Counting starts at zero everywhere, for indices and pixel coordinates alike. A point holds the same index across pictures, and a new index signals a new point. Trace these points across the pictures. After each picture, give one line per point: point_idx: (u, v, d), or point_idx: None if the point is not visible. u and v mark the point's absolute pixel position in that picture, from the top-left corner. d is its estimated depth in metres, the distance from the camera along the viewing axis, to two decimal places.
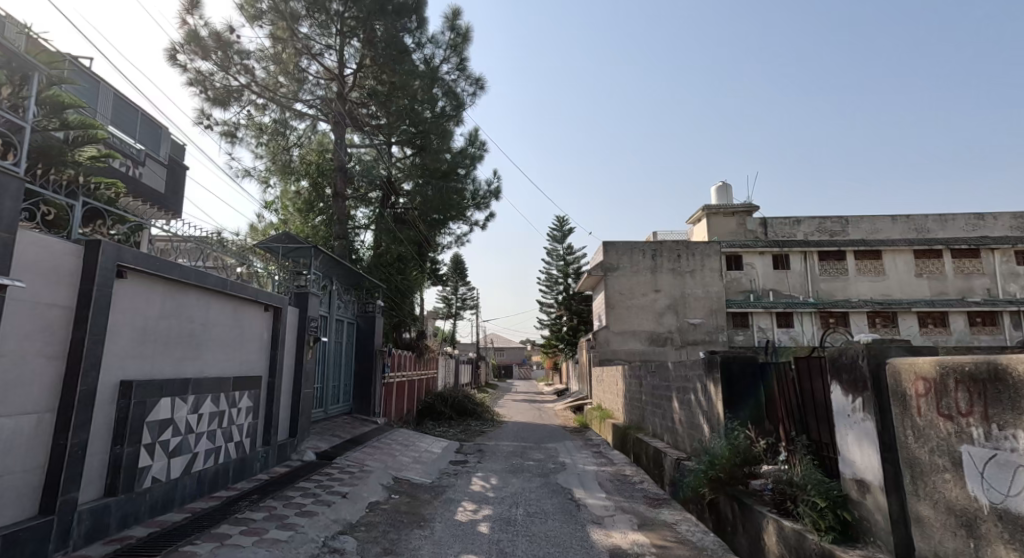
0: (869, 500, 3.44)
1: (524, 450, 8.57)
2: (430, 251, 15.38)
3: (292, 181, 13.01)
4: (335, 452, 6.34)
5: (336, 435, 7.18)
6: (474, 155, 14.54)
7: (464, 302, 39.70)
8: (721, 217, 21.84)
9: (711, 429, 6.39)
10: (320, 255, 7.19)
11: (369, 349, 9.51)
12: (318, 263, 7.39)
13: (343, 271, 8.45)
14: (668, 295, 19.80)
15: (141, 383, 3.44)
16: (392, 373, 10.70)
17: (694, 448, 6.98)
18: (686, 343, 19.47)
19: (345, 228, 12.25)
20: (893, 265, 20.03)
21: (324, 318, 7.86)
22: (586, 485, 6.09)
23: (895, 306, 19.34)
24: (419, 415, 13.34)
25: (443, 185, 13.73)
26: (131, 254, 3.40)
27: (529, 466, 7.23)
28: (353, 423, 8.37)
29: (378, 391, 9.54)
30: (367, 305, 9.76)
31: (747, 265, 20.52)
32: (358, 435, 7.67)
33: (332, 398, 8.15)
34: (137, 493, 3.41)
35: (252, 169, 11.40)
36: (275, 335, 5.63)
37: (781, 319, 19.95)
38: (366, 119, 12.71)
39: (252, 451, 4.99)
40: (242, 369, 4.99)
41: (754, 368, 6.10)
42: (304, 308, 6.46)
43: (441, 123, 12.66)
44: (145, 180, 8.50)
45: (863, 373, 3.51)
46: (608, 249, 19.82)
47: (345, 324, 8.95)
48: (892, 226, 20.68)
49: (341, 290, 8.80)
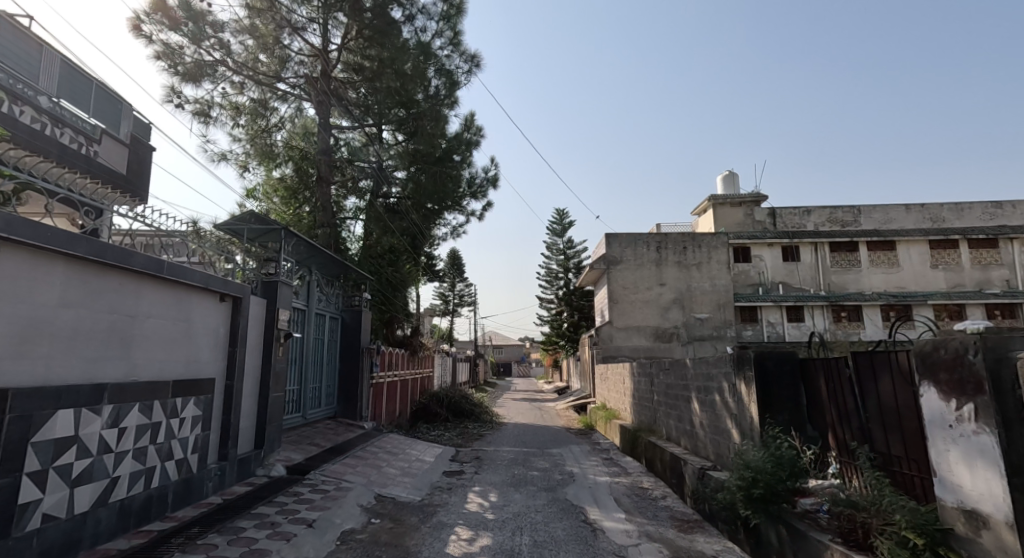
0: (987, 539, 2.62)
1: (527, 457, 7.73)
2: (425, 244, 14.58)
3: (275, 168, 12.11)
4: (309, 465, 5.48)
5: (314, 445, 6.32)
6: (471, 141, 13.67)
7: (462, 299, 38.81)
8: (728, 208, 20.98)
9: (742, 435, 5.60)
10: (293, 239, 6.27)
11: (355, 347, 8.66)
12: (290, 248, 6.46)
13: (324, 259, 7.59)
14: (674, 290, 18.96)
15: (25, 392, 2.58)
16: (382, 373, 9.89)
17: (721, 457, 6.18)
18: (693, 339, 18.65)
19: (331, 216, 11.38)
20: (908, 256, 19.24)
21: (300, 313, 7.01)
22: (600, 503, 5.24)
23: (911, 299, 18.56)
24: (413, 417, 12.54)
25: (437, 172, 12.84)
26: (4, 220, 2.53)
27: (533, 477, 6.38)
28: (336, 430, 7.52)
29: (366, 392, 8.73)
30: (353, 298, 8.94)
31: (755, 257, 19.69)
32: (340, 444, 6.81)
33: (311, 401, 7.32)
34: (19, 538, 2.55)
35: (229, 152, 10.53)
36: (235, 331, 4.78)
37: (791, 314, 19.18)
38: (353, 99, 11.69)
39: (202, 469, 4.15)
40: (189, 370, 4.13)
41: (792, 364, 5.33)
42: (274, 299, 5.57)
43: (436, 110, 11.96)
44: (102, 159, 7.66)
45: (974, 372, 2.68)
46: (611, 241, 18.96)
47: (327, 320, 8.09)
48: (906, 215, 19.87)
49: (322, 282, 7.95)
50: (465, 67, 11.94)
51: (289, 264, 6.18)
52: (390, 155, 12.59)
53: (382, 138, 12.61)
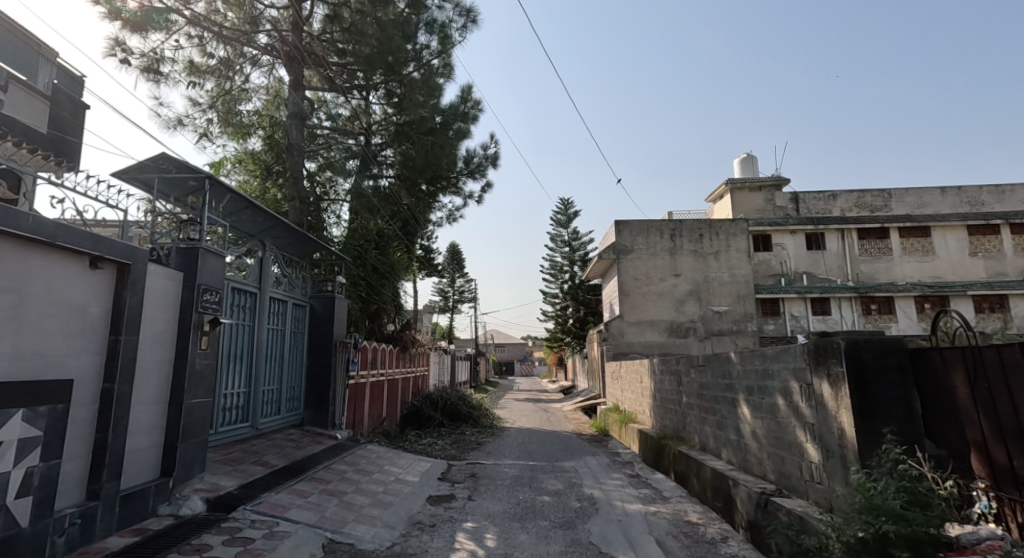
0: None
1: (534, 475, 6.29)
2: (418, 231, 13.45)
3: (247, 139, 10.58)
4: (242, 497, 4.03)
5: (258, 465, 4.89)
6: (471, 114, 12.26)
7: (462, 295, 37.21)
8: (746, 192, 19.55)
9: (825, 454, 4.18)
10: (228, 197, 4.79)
11: (325, 341, 7.21)
12: (222, 209, 4.91)
13: (282, 230, 6.13)
14: (690, 281, 17.42)
15: None
16: (363, 373, 8.51)
17: (791, 480, 4.74)
18: (710, 334, 17.15)
19: (302, 189, 9.71)
20: (944, 244, 17.76)
21: (250, 297, 5.64)
22: (638, 551, 3.80)
23: (948, 289, 17.16)
24: (404, 422, 11.14)
25: (428, 143, 11.34)
26: None
27: (544, 506, 4.95)
28: (298, 442, 6.10)
29: (340, 396, 7.28)
30: (324, 283, 7.49)
31: (776, 245, 18.31)
32: (299, 462, 5.38)
33: (264, 407, 5.91)
34: None
35: (186, 117, 9.05)
36: (118, 312, 3.32)
37: (816, 306, 17.79)
38: (332, 62, 10.27)
39: (43, 519, 2.70)
40: (24, 370, 2.71)
41: (900, 357, 3.88)
42: (193, 273, 4.10)
43: (430, 79, 10.71)
44: (10, 111, 6.25)
45: None
46: (621, 229, 17.50)
47: (289, 308, 6.67)
48: (941, 199, 18.35)
49: (280, 260, 6.52)
50: (458, 22, 10.24)
51: (222, 231, 4.70)
52: (378, 127, 11.49)
53: (369, 111, 11.38)
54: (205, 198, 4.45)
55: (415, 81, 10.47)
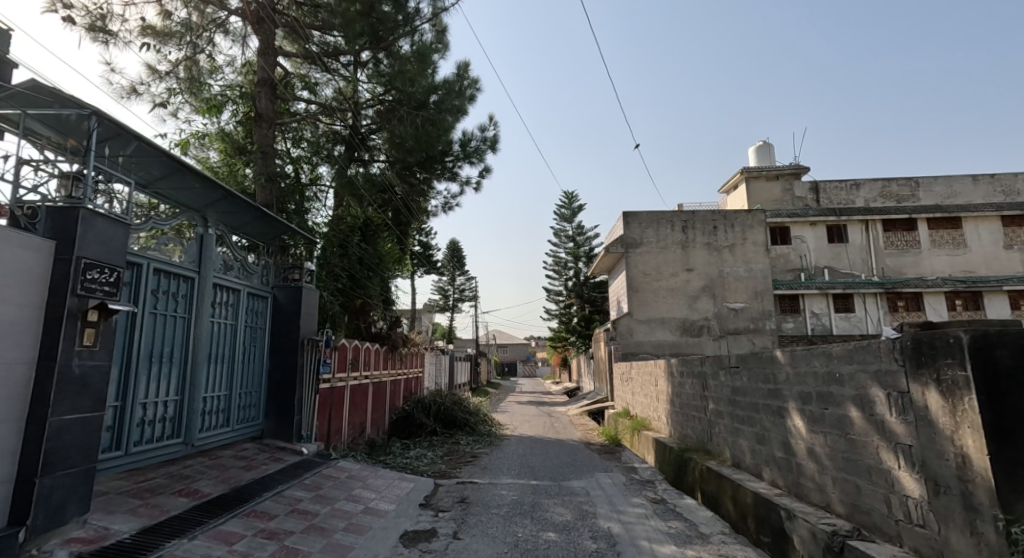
0: None
1: (536, 501, 5.18)
2: (412, 219, 12.71)
3: (218, 113, 9.53)
4: (134, 548, 2.90)
5: (181, 496, 3.78)
6: (468, 92, 11.07)
7: (462, 293, 36.08)
8: (762, 182, 18.46)
9: (934, 489, 3.06)
10: (136, 146, 3.56)
11: (290, 339, 6.11)
12: (126, 164, 3.75)
13: (230, 203, 4.99)
14: (703, 276, 16.26)
15: None
16: (340, 375, 7.46)
17: (874, 518, 3.61)
18: (725, 332, 16.00)
19: (272, 166, 8.52)
20: (976, 236, 16.61)
21: (183, 283, 4.54)
22: None
23: (981, 284, 16.00)
24: (394, 428, 10.14)
25: (419, 120, 10.20)
26: None
27: (550, 549, 3.82)
28: (248, 461, 5.00)
29: (309, 405, 6.20)
30: (291, 271, 6.38)
31: (796, 238, 17.18)
32: (241, 488, 4.27)
33: (206, 419, 4.82)
34: None
35: (141, 86, 7.93)
36: None
37: (838, 303, 16.66)
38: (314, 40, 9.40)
39: None
40: None
41: None
42: (70, 242, 2.99)
43: (424, 54, 9.54)
44: None
45: None
46: (629, 221, 16.39)
47: (242, 298, 5.56)
48: (973, 188, 17.18)
49: (230, 240, 5.40)
50: None
51: (123, 194, 3.46)
52: (368, 105, 10.42)
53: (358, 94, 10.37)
54: (93, 143, 3.25)
55: (405, 58, 9.40)
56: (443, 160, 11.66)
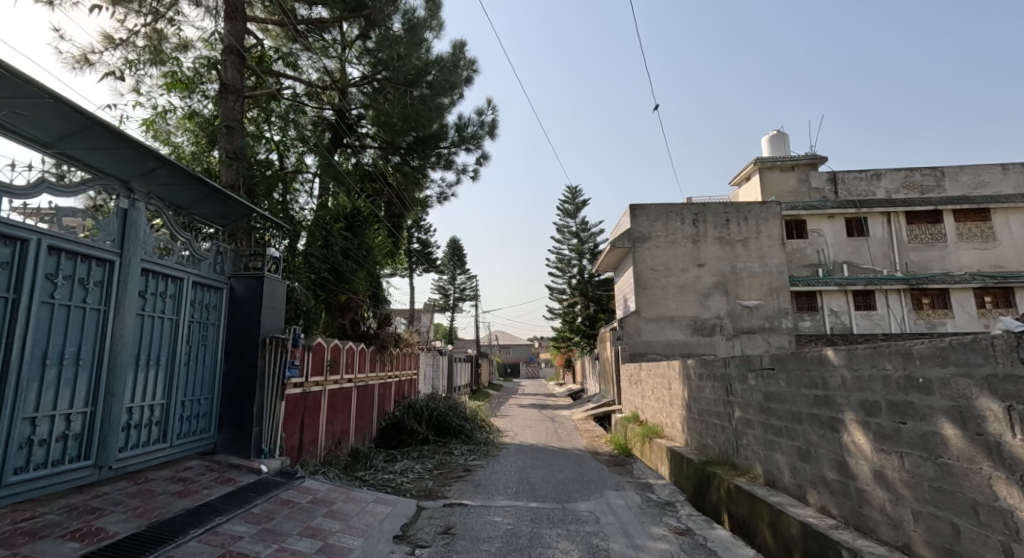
0: None
1: (535, 532, 4.28)
2: (408, 213, 11.92)
3: (188, 92, 8.73)
4: None
5: (70, 539, 2.89)
6: (464, 74, 10.15)
7: (462, 293, 35.21)
8: (777, 173, 17.55)
9: None
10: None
11: (248, 338, 5.23)
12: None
13: (161, 172, 4.09)
14: (715, 272, 15.31)
15: None
16: (314, 378, 6.58)
17: None
18: (739, 331, 15.07)
19: (241, 144, 7.67)
20: (1006, 228, 15.68)
21: (97, 267, 3.68)
22: None
23: (1013, 280, 15.04)
24: (382, 436, 9.28)
25: (410, 98, 9.23)
26: None
27: None
28: (187, 484, 4.12)
29: (272, 416, 5.31)
30: (252, 259, 5.48)
31: (813, 232, 16.31)
32: (162, 523, 3.38)
33: (132, 433, 3.96)
34: None
35: (93, 54, 7.06)
36: None
37: (859, 300, 15.70)
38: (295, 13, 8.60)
39: None
40: None
41: None
42: None
43: (415, 32, 8.76)
44: None
45: None
46: (637, 214, 15.49)
47: (187, 288, 4.68)
48: (1002, 177, 16.27)
49: (169, 218, 4.50)
50: None
51: None
52: (364, 94, 9.37)
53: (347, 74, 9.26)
54: None
55: (396, 34, 8.55)
56: (436, 145, 10.71)
